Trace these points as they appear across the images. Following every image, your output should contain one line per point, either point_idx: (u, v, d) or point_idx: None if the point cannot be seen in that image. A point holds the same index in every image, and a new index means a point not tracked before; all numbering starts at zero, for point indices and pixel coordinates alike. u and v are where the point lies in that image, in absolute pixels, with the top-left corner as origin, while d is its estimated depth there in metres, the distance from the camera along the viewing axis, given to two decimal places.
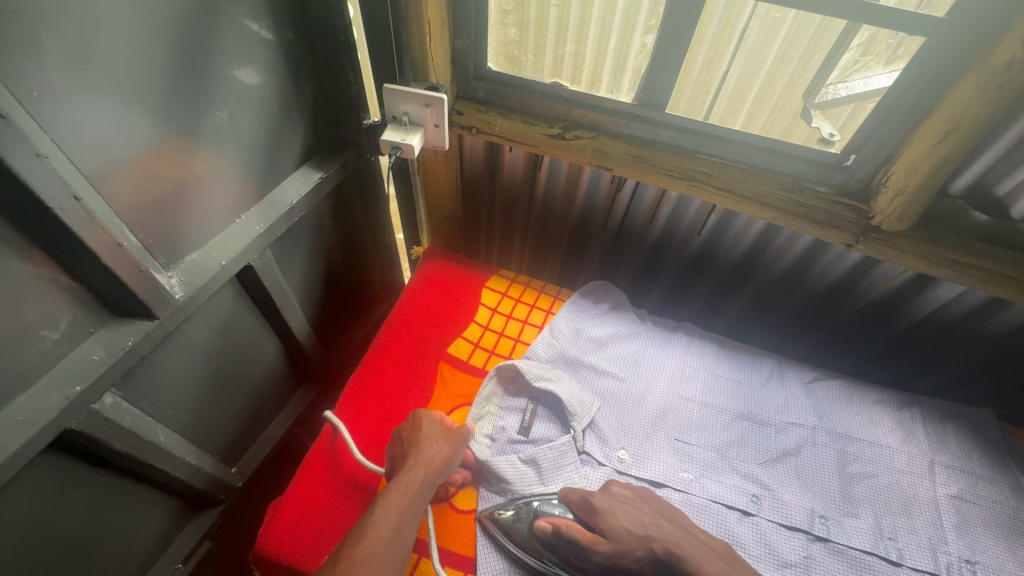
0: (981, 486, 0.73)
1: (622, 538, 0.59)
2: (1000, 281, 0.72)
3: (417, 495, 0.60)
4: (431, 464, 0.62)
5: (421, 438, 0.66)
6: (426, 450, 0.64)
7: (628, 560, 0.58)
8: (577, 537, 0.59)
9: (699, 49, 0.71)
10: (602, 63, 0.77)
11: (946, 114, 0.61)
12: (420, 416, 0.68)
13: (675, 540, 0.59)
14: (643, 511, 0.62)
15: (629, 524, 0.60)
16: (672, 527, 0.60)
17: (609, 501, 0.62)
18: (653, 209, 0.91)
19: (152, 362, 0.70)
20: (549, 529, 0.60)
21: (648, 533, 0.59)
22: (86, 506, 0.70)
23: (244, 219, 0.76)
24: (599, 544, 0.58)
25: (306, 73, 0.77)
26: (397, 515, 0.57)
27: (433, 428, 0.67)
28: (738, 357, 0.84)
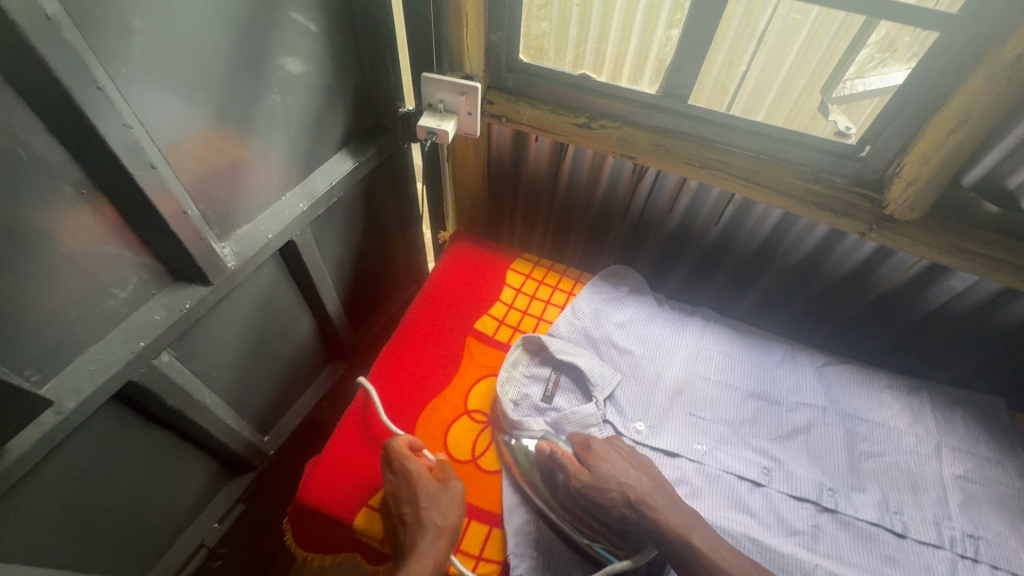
0: (987, 468, 0.75)
1: (604, 476, 0.65)
2: (1010, 271, 0.75)
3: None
4: (445, 530, 0.62)
5: (422, 508, 0.63)
6: (435, 515, 0.63)
7: (605, 496, 0.64)
8: (565, 463, 0.67)
9: (720, 51, 0.75)
10: (624, 56, 0.81)
11: (957, 105, 0.64)
12: (414, 479, 0.65)
13: (649, 493, 0.64)
14: (627, 464, 0.68)
15: (610, 467, 0.67)
16: (649, 484, 0.66)
17: (597, 446, 0.70)
18: (673, 198, 0.95)
19: (203, 326, 0.76)
20: (545, 452, 0.69)
21: (626, 480, 0.65)
22: (139, 458, 0.76)
23: (289, 196, 0.81)
24: (583, 476, 0.65)
25: (349, 61, 0.83)
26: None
27: (429, 493, 0.64)
28: (753, 341, 0.88)
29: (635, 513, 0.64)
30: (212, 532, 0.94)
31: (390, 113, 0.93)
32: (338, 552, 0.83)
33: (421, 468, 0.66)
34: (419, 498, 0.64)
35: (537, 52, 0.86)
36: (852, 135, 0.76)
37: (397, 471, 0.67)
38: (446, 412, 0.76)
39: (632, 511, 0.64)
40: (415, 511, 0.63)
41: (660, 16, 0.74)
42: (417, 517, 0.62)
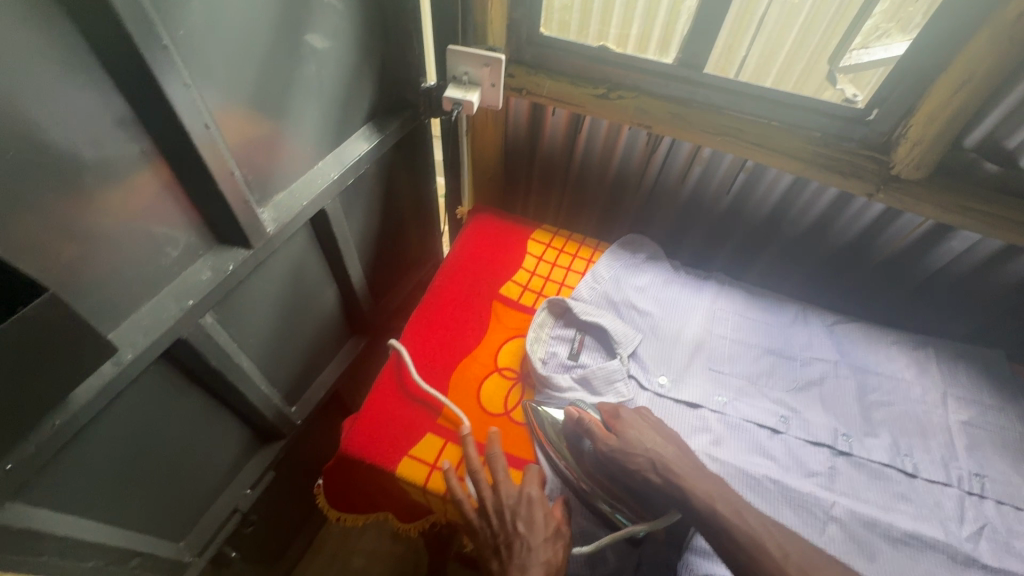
0: (990, 414, 0.80)
1: (632, 442, 0.65)
2: (1010, 227, 0.79)
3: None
4: (551, 567, 0.59)
5: (535, 538, 0.61)
6: (539, 550, 0.60)
7: (631, 461, 0.64)
8: (592, 428, 0.67)
9: (722, 37, 0.82)
10: (627, 36, 0.87)
11: (960, 67, 0.68)
12: (534, 509, 0.63)
13: (675, 460, 0.63)
14: (652, 433, 0.67)
15: (638, 437, 0.66)
16: (676, 454, 0.65)
17: (627, 415, 0.69)
18: (686, 168, 0.99)
19: (242, 291, 0.79)
20: (573, 418, 0.69)
21: (653, 447, 0.64)
22: (182, 419, 0.78)
23: (320, 166, 0.84)
24: (610, 442, 0.65)
25: (377, 35, 0.85)
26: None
27: (548, 524, 0.63)
28: (766, 302, 0.91)
29: (661, 480, 0.62)
30: (244, 498, 0.97)
31: (413, 89, 0.96)
32: (370, 513, 0.85)
33: (540, 500, 0.65)
34: (535, 526, 0.62)
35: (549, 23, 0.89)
36: (860, 102, 0.81)
37: (512, 493, 0.65)
38: (477, 369, 0.80)
39: (657, 478, 0.63)
40: (529, 533, 0.61)
41: (662, 3, 0.81)
42: (527, 545, 0.60)
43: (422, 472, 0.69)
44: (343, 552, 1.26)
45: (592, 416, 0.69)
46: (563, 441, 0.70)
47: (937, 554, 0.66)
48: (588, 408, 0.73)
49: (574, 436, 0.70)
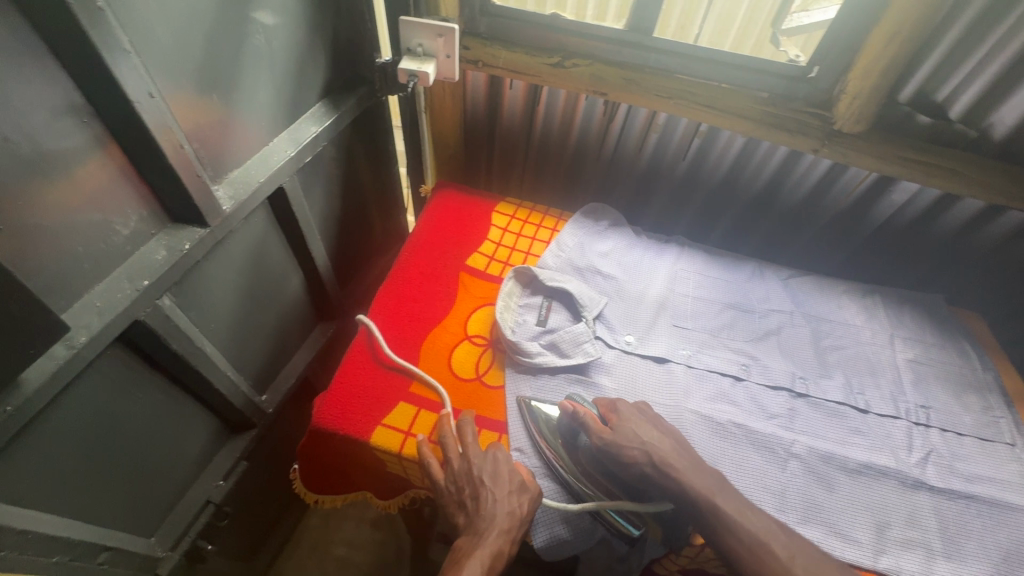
0: (933, 352, 0.85)
1: (627, 434, 0.65)
2: (943, 175, 0.85)
3: (490, 568, 0.56)
4: (512, 519, 0.60)
5: (496, 491, 0.62)
6: (502, 503, 0.61)
7: (627, 455, 0.64)
8: (587, 422, 0.67)
9: (673, 14, 0.85)
10: (585, 5, 0.87)
11: (893, 19, 0.72)
12: (501, 467, 0.65)
13: (671, 455, 0.64)
14: (647, 428, 0.67)
15: (632, 431, 0.66)
16: (673, 447, 0.65)
17: (624, 409, 0.69)
18: (643, 135, 1.01)
19: (201, 273, 0.77)
20: (569, 411, 0.69)
21: (649, 440, 0.65)
22: (145, 408, 0.76)
23: (276, 143, 0.83)
24: (605, 435, 0.66)
25: (327, 8, 0.84)
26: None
27: (515, 478, 0.64)
28: (724, 261, 0.95)
29: (656, 472, 0.63)
30: (218, 489, 0.95)
31: (368, 64, 0.95)
32: (347, 492, 0.84)
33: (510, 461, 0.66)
34: (500, 479, 0.63)
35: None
36: (802, 61, 0.84)
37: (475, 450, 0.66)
38: (447, 338, 0.80)
39: (651, 470, 0.64)
40: (494, 487, 0.62)
41: None
42: (489, 497, 0.61)
43: (396, 440, 0.69)
44: (323, 543, 1.24)
45: (588, 409, 0.69)
46: (559, 435, 0.70)
47: (890, 481, 0.71)
48: (584, 402, 0.72)
49: (569, 429, 0.70)
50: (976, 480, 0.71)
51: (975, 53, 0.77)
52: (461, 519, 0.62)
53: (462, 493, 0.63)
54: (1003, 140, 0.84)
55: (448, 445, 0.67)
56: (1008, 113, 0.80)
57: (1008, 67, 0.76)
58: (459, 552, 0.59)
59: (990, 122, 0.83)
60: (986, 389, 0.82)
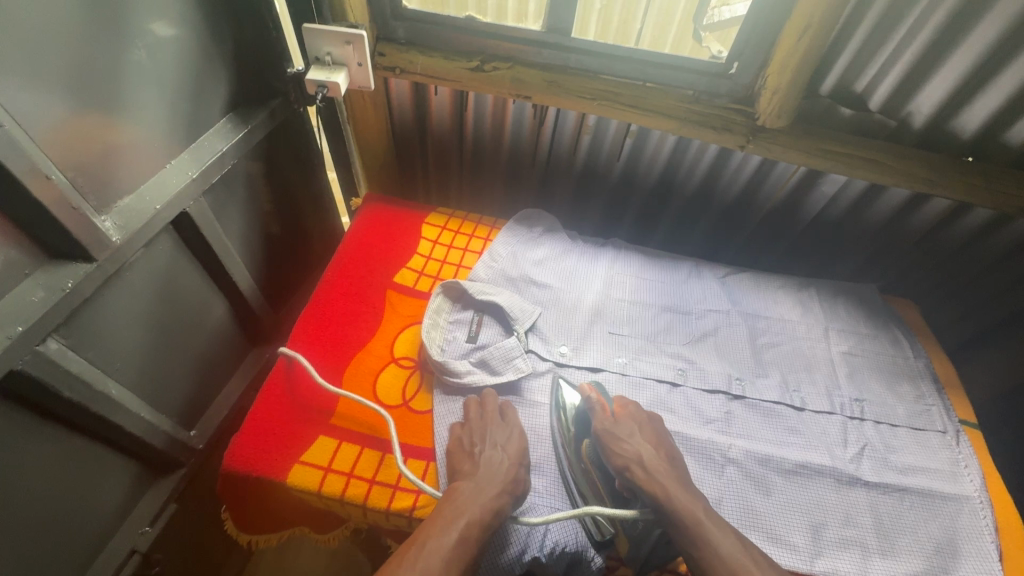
0: (867, 342, 0.86)
1: (626, 429, 0.68)
2: (866, 166, 0.85)
3: (485, 526, 0.59)
4: (507, 480, 0.63)
5: (500, 458, 0.65)
6: (499, 465, 0.64)
7: (622, 450, 0.65)
8: (597, 409, 0.70)
9: (614, 9, 0.81)
10: (525, 8, 0.84)
11: (803, 12, 0.70)
12: (512, 433, 0.68)
13: (659, 462, 0.64)
14: (644, 434, 0.67)
15: (631, 430, 0.68)
16: (659, 459, 0.65)
17: (635, 410, 0.71)
18: (575, 138, 0.99)
19: (95, 311, 0.70)
20: (585, 395, 0.72)
21: (641, 441, 0.66)
22: (43, 462, 0.69)
23: (175, 164, 0.77)
24: (606, 423, 0.68)
25: (223, 18, 0.78)
26: (460, 541, 0.57)
27: (523, 452, 0.67)
28: (660, 262, 0.93)
29: (643, 475, 0.63)
30: (143, 537, 0.88)
31: (279, 75, 0.90)
32: (281, 529, 0.77)
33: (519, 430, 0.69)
34: (507, 446, 0.66)
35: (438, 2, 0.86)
36: (723, 57, 0.83)
37: (495, 411, 0.71)
38: (372, 362, 0.76)
39: (639, 472, 0.63)
40: (504, 451, 0.66)
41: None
42: (494, 461, 0.64)
43: (316, 477, 0.65)
44: None
45: (601, 398, 0.72)
46: (574, 424, 0.71)
47: (825, 479, 0.70)
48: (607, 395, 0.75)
49: (584, 419, 0.72)
50: (908, 472, 0.71)
51: (888, 43, 0.77)
52: (464, 466, 0.65)
53: (474, 448, 0.66)
54: (922, 128, 0.85)
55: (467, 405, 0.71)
56: (925, 101, 0.81)
57: (919, 56, 0.76)
58: (457, 498, 0.61)
59: (908, 111, 0.83)
60: (918, 376, 0.82)
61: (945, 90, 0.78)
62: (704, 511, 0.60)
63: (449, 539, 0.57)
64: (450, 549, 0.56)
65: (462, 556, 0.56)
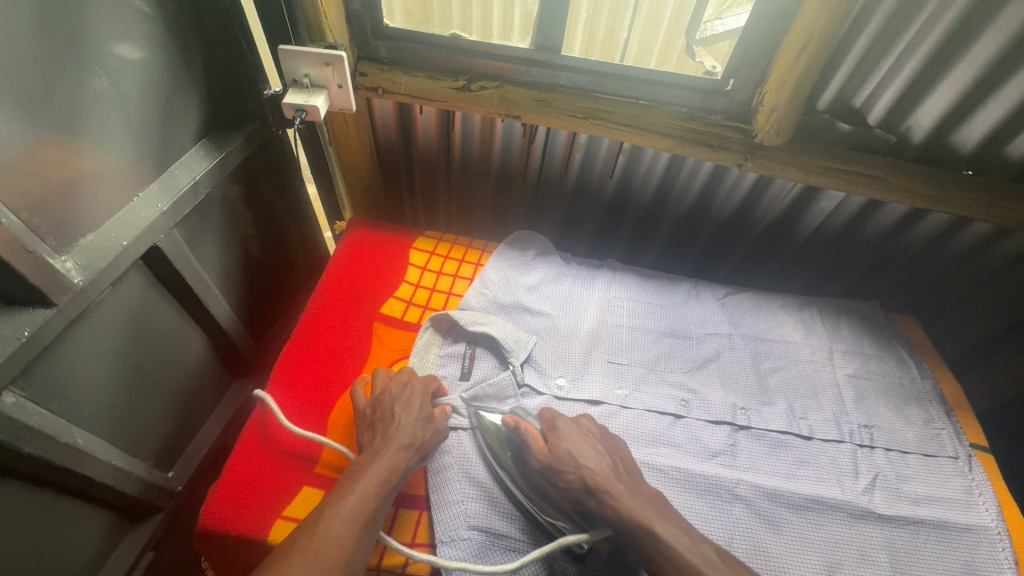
0: (872, 364, 0.83)
1: (563, 456, 0.61)
2: (866, 181, 0.83)
3: (384, 482, 0.57)
4: (407, 439, 0.61)
5: (401, 419, 0.64)
6: (398, 426, 0.63)
7: (563, 478, 0.60)
8: (528, 438, 0.63)
9: (600, 19, 0.78)
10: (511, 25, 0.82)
11: (802, 27, 0.68)
12: (413, 393, 0.67)
13: (607, 479, 0.59)
14: (586, 448, 0.62)
15: (571, 452, 0.61)
16: (611, 470, 0.60)
17: (565, 427, 0.64)
18: (567, 156, 0.95)
19: (58, 357, 0.65)
20: (511, 426, 0.65)
21: (585, 463, 0.60)
22: (4, 525, 0.64)
23: (144, 196, 0.72)
24: (541, 457, 0.61)
25: (193, 41, 0.74)
26: (358, 500, 0.55)
27: (425, 410, 0.66)
28: (658, 284, 0.91)
29: (594, 500, 0.58)
30: None
31: (255, 97, 0.85)
32: None
33: (421, 387, 0.68)
34: (411, 407, 0.65)
35: (422, 22, 0.83)
36: (718, 73, 0.80)
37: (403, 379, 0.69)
38: None
39: (589, 498, 0.59)
40: (399, 413, 0.64)
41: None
42: (392, 423, 0.63)
43: None
44: None
45: (530, 425, 0.65)
46: (507, 448, 0.67)
47: (839, 514, 0.67)
48: (528, 415, 0.68)
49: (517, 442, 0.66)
50: (922, 502, 0.69)
51: (888, 57, 0.74)
52: (365, 437, 0.64)
53: (375, 416, 0.65)
54: (922, 142, 0.82)
55: (379, 375, 0.70)
56: (925, 116, 0.79)
57: (918, 72, 0.74)
58: (354, 466, 0.59)
59: (907, 126, 0.81)
60: (925, 398, 0.80)
61: (946, 104, 0.76)
62: (658, 521, 0.56)
63: (347, 493, 0.55)
64: (348, 509, 0.54)
65: (363, 511, 0.54)
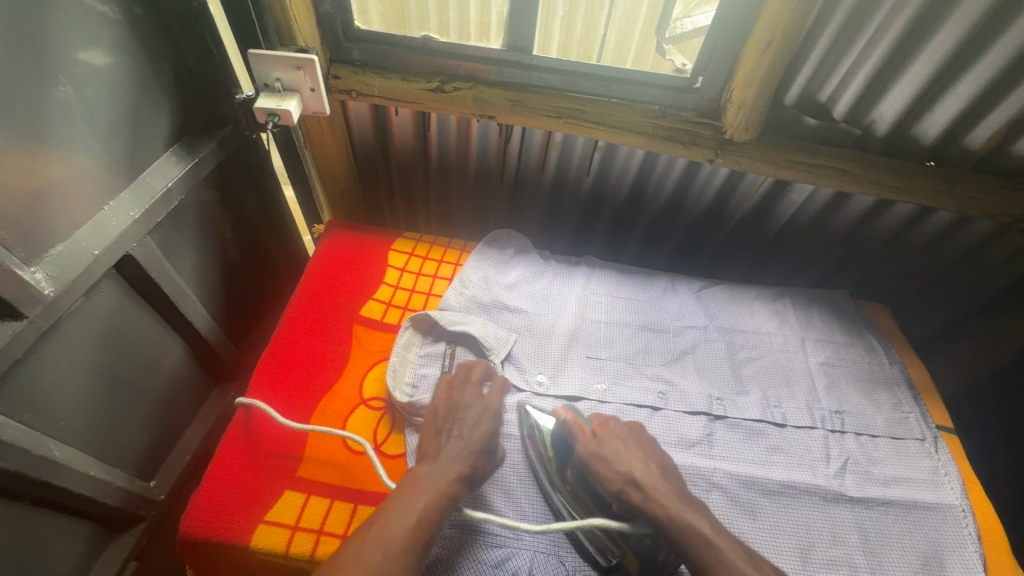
0: (843, 351, 0.86)
1: (612, 452, 0.64)
2: (834, 174, 0.85)
3: (441, 506, 0.57)
4: (467, 463, 0.60)
5: (464, 442, 0.62)
6: (453, 448, 0.62)
7: (612, 471, 0.62)
8: (576, 432, 0.66)
9: (577, 16, 0.82)
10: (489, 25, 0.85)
11: (765, 26, 0.70)
12: (482, 416, 0.65)
13: (656, 480, 0.62)
14: (633, 449, 0.65)
15: (618, 449, 0.64)
16: (659, 474, 0.63)
17: (615, 426, 0.68)
18: (543, 154, 0.96)
19: (30, 370, 0.64)
20: (562, 419, 0.68)
21: (630, 461, 0.63)
22: None
23: (115, 204, 0.72)
24: (590, 447, 0.65)
25: (161, 47, 0.73)
26: (415, 527, 0.54)
27: (490, 438, 0.64)
28: (635, 279, 0.92)
29: (639, 496, 0.60)
30: None
31: (227, 101, 0.85)
32: None
33: (489, 405, 0.66)
34: (477, 428, 0.64)
35: (399, 24, 0.85)
36: (688, 72, 0.82)
37: (468, 392, 0.68)
38: (340, 406, 0.72)
39: (633, 494, 0.61)
40: (466, 436, 0.63)
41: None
42: (455, 445, 0.62)
43: (282, 537, 0.60)
44: None
45: (578, 419, 0.68)
46: (551, 448, 0.68)
47: (811, 497, 0.69)
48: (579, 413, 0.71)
49: (562, 442, 0.68)
50: (890, 483, 0.71)
51: (849, 53, 0.76)
52: (427, 447, 0.62)
53: (439, 433, 0.63)
54: (885, 135, 0.85)
55: (399, 376, 0.74)
56: (888, 109, 0.81)
57: (878, 67, 0.76)
58: (411, 483, 0.58)
59: (871, 119, 0.84)
60: (894, 383, 0.83)
61: (906, 97, 0.78)
62: (707, 524, 0.58)
63: (406, 517, 0.55)
64: (405, 535, 0.54)
65: (417, 539, 0.54)
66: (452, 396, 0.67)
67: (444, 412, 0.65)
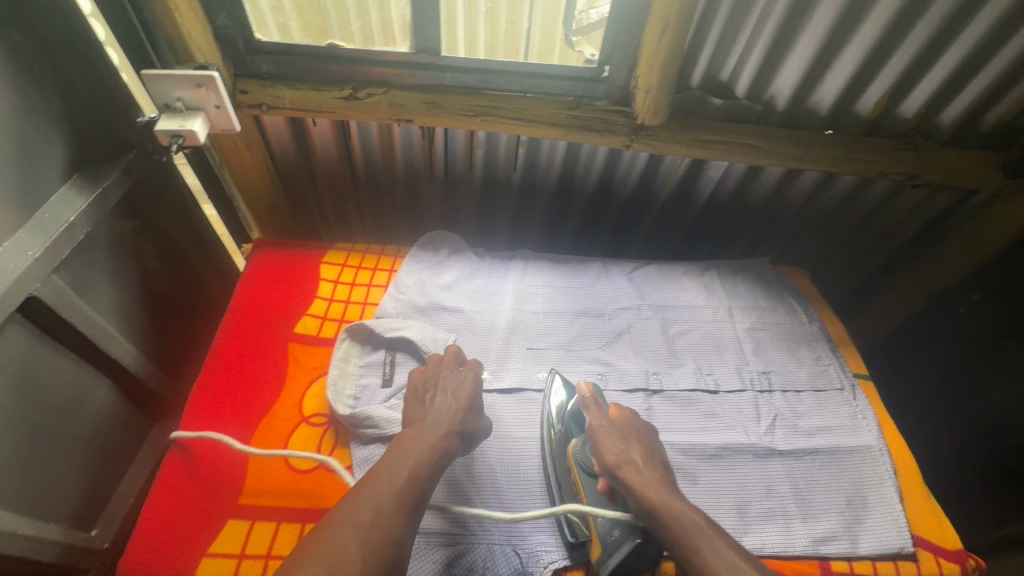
0: (767, 315, 0.91)
1: (623, 431, 0.66)
2: (743, 150, 0.90)
3: (433, 462, 0.58)
4: (454, 422, 0.63)
5: (452, 403, 0.65)
6: (439, 408, 0.64)
7: (615, 445, 0.64)
8: (591, 406, 0.69)
9: (500, 11, 0.78)
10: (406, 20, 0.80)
11: (658, 13, 0.72)
12: (462, 380, 0.69)
13: (648, 464, 0.63)
14: (638, 441, 0.66)
15: (627, 435, 0.66)
16: (649, 458, 0.64)
17: (631, 415, 0.70)
18: (468, 153, 0.97)
19: None
20: (585, 393, 0.71)
21: (633, 445, 0.65)
22: None
23: (13, 244, 0.67)
24: (601, 422, 0.67)
25: (47, 74, 0.69)
26: (409, 476, 0.56)
27: (474, 400, 0.67)
28: (569, 267, 0.94)
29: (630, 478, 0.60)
30: None
31: (128, 126, 0.81)
32: None
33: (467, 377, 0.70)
34: (456, 395, 0.67)
35: (320, 33, 0.81)
36: (596, 61, 0.84)
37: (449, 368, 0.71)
38: (281, 426, 0.71)
39: (630, 472, 0.61)
40: (453, 398, 0.66)
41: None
42: (444, 407, 0.64)
43: (228, 567, 0.59)
44: None
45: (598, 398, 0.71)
46: (565, 424, 0.71)
47: (745, 456, 0.73)
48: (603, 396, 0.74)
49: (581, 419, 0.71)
50: (816, 433, 0.76)
51: (741, 35, 0.81)
52: (414, 415, 0.64)
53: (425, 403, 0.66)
54: (785, 109, 0.90)
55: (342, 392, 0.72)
56: (783, 85, 0.86)
57: (769, 46, 0.81)
58: (403, 442, 0.59)
59: (770, 95, 0.89)
60: (814, 339, 0.89)
61: (798, 72, 0.83)
62: (693, 508, 0.58)
63: (399, 471, 0.56)
64: (400, 484, 0.55)
65: (413, 489, 0.55)
66: (428, 371, 0.70)
67: (422, 386, 0.68)
